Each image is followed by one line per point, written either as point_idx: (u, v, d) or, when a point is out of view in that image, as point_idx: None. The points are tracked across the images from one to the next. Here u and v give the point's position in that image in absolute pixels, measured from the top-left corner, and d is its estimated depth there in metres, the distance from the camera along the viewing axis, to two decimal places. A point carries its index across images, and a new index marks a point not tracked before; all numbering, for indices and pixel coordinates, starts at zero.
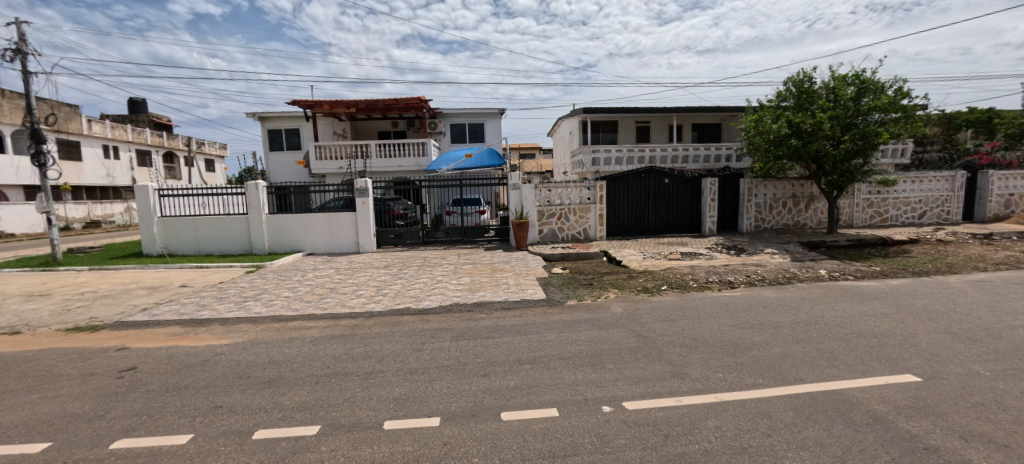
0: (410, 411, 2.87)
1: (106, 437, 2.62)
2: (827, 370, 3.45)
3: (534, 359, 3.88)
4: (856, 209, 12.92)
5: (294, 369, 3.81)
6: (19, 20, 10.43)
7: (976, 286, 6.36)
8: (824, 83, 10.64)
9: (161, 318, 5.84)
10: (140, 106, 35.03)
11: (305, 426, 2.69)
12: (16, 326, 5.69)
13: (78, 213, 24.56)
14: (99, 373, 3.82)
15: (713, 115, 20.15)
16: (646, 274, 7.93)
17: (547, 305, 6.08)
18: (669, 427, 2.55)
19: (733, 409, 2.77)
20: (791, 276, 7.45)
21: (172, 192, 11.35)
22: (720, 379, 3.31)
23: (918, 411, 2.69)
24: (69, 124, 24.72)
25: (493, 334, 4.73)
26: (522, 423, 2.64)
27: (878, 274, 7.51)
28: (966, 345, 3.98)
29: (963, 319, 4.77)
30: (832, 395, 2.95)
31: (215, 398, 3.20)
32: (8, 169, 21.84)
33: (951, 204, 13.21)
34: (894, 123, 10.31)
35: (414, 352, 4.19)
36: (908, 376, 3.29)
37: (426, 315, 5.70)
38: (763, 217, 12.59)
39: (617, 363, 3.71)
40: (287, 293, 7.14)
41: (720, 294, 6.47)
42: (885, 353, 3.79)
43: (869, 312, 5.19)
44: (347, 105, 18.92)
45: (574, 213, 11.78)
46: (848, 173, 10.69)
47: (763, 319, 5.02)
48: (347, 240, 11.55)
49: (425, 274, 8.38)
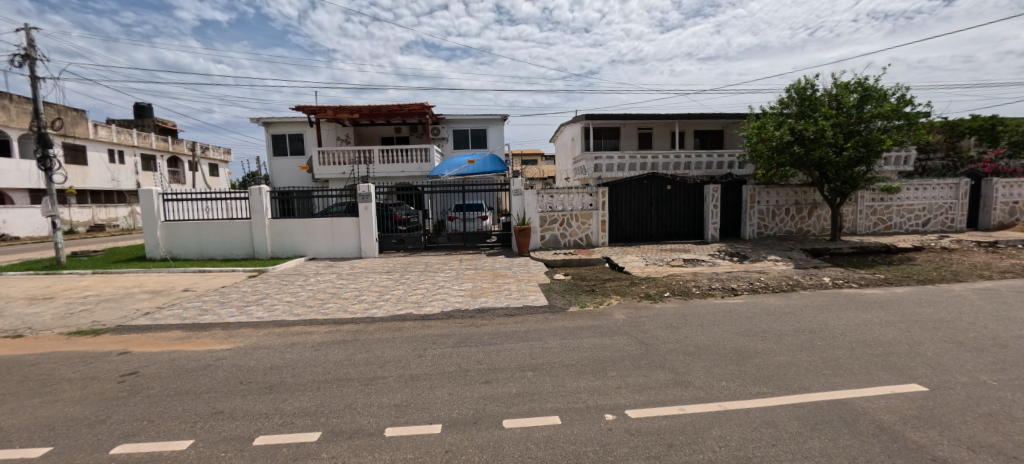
0: (411, 418, 2.86)
1: (107, 442, 2.62)
2: (831, 379, 3.41)
3: (537, 366, 3.87)
4: (859, 216, 12.89)
5: (295, 375, 3.81)
6: (29, 27, 10.60)
7: (982, 294, 6.30)
8: (826, 90, 10.67)
9: (164, 322, 5.84)
10: (146, 110, 35.41)
11: (305, 433, 2.67)
12: (19, 329, 5.72)
13: (82, 217, 24.57)
14: (101, 377, 3.83)
15: (714, 123, 20.27)
16: (648, 281, 7.91)
17: (548, 312, 6.05)
18: (671, 437, 2.52)
19: (736, 418, 2.74)
20: (795, 284, 7.41)
21: (178, 197, 11.42)
22: (723, 387, 3.29)
23: (924, 422, 2.66)
24: (76, 129, 25.00)
25: (495, 340, 4.71)
26: (525, 431, 2.62)
27: (882, 281, 7.49)
28: (972, 354, 3.94)
29: (970, 328, 4.72)
30: (837, 405, 2.92)
31: (216, 403, 3.20)
32: (15, 173, 22.10)
33: (955, 212, 13.14)
34: (898, 130, 10.26)
35: (415, 358, 4.18)
36: (913, 386, 3.25)
37: (427, 321, 5.69)
38: (766, 224, 12.57)
39: (619, 370, 3.70)
40: (289, 298, 7.16)
41: (722, 300, 6.44)
42: (890, 362, 3.76)
43: (874, 320, 5.16)
44: (352, 111, 19.08)
45: (576, 220, 11.77)
46: (852, 180, 10.66)
47: (768, 327, 4.99)
48: (349, 245, 11.58)
49: (426, 280, 8.35)
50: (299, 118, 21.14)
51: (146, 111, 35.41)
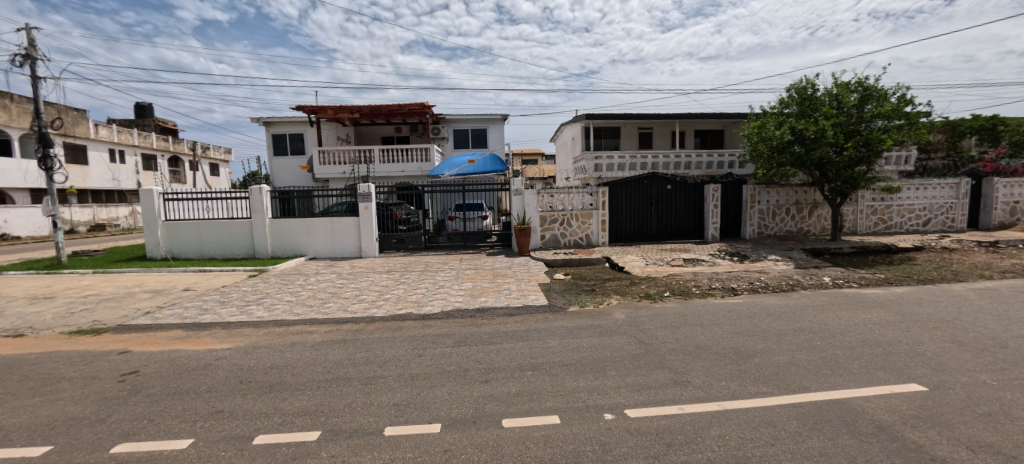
0: (410, 417, 2.86)
1: (108, 441, 2.62)
2: (831, 379, 3.41)
3: (536, 365, 3.87)
4: (860, 216, 12.88)
5: (295, 374, 3.81)
6: (30, 27, 10.61)
7: (982, 294, 6.29)
8: (826, 90, 10.66)
9: (164, 322, 5.84)
10: (146, 110, 35.44)
11: (305, 432, 2.67)
12: (20, 328, 5.72)
13: (82, 217, 24.57)
14: (101, 377, 3.83)
15: (715, 122, 20.27)
16: (648, 280, 7.91)
17: (548, 312, 6.05)
18: (670, 436, 2.53)
19: (736, 417, 2.75)
20: (795, 283, 7.40)
21: (179, 197, 11.43)
22: (722, 387, 3.29)
23: (923, 422, 2.65)
24: (76, 128, 25.02)
25: (495, 340, 4.72)
26: (524, 431, 2.62)
27: (883, 281, 7.49)
28: (972, 354, 3.93)
29: (969, 328, 4.72)
30: (837, 405, 2.92)
31: (216, 403, 3.21)
32: (15, 172, 22.11)
33: (956, 212, 13.13)
34: (898, 130, 10.25)
35: (414, 358, 4.18)
36: (912, 385, 3.25)
37: (427, 321, 5.69)
38: (766, 224, 12.56)
39: (619, 370, 3.70)
40: (289, 297, 7.16)
41: (722, 300, 6.43)
42: (890, 362, 3.76)
43: (873, 319, 5.16)
44: (352, 111, 19.11)
45: (576, 219, 11.78)
46: (852, 180, 10.65)
47: (767, 326, 4.99)
48: (349, 245, 11.60)
49: (426, 280, 8.35)
50: (299, 118, 21.15)
51: (147, 111, 35.44)
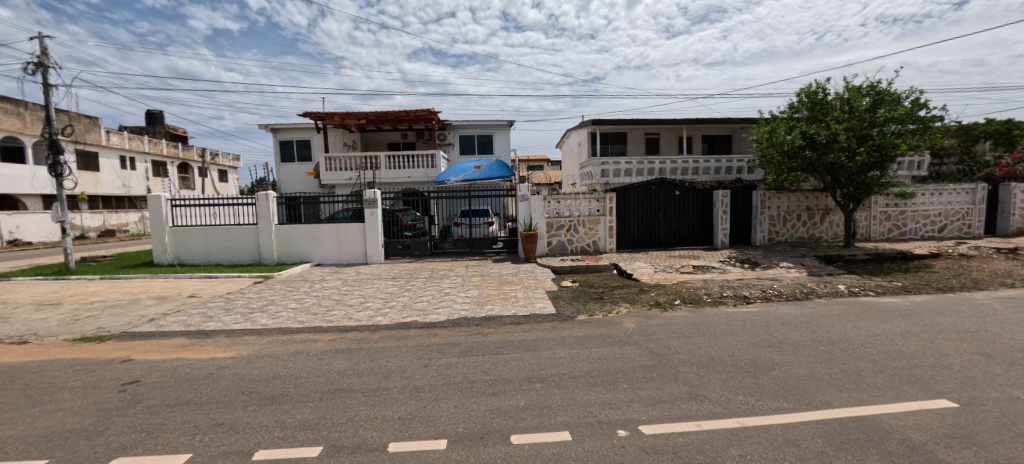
0: (415, 432, 2.75)
1: (105, 455, 2.54)
2: (855, 393, 3.25)
3: (546, 377, 3.75)
4: (873, 222, 12.59)
5: (296, 385, 3.72)
6: (42, 35, 10.75)
7: (1006, 303, 6.08)
8: (838, 94, 10.49)
9: (168, 329, 5.78)
10: (157, 117, 36.22)
11: (305, 447, 2.58)
12: (24, 335, 5.68)
13: (93, 222, 24.99)
14: (101, 386, 3.78)
15: (723, 127, 20.10)
16: (658, 288, 7.74)
17: (557, 320, 5.92)
18: (689, 455, 2.39)
19: (758, 436, 2.61)
20: (809, 291, 7.21)
21: (185, 202, 11.46)
22: (742, 402, 3.14)
23: (958, 441, 2.50)
24: (88, 135, 25.44)
25: (503, 350, 4.60)
26: (533, 448, 2.50)
27: (900, 289, 7.25)
28: (1002, 368, 3.75)
29: (997, 340, 4.51)
30: (865, 423, 2.77)
31: (215, 415, 3.12)
32: (27, 178, 22.44)
33: (972, 218, 12.85)
34: (912, 134, 10.08)
35: (420, 368, 4.10)
36: (942, 401, 3.08)
37: (432, 329, 5.60)
38: (777, 230, 12.34)
39: (631, 383, 3.56)
40: (293, 305, 7.10)
41: (735, 309, 6.28)
42: (917, 376, 3.58)
43: (894, 330, 4.96)
44: (359, 117, 19.20)
45: (584, 225, 11.66)
46: (865, 185, 10.41)
47: (783, 337, 4.83)
48: (356, 251, 11.55)
49: (432, 287, 8.25)
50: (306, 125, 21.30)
51: (157, 119, 36.18)
